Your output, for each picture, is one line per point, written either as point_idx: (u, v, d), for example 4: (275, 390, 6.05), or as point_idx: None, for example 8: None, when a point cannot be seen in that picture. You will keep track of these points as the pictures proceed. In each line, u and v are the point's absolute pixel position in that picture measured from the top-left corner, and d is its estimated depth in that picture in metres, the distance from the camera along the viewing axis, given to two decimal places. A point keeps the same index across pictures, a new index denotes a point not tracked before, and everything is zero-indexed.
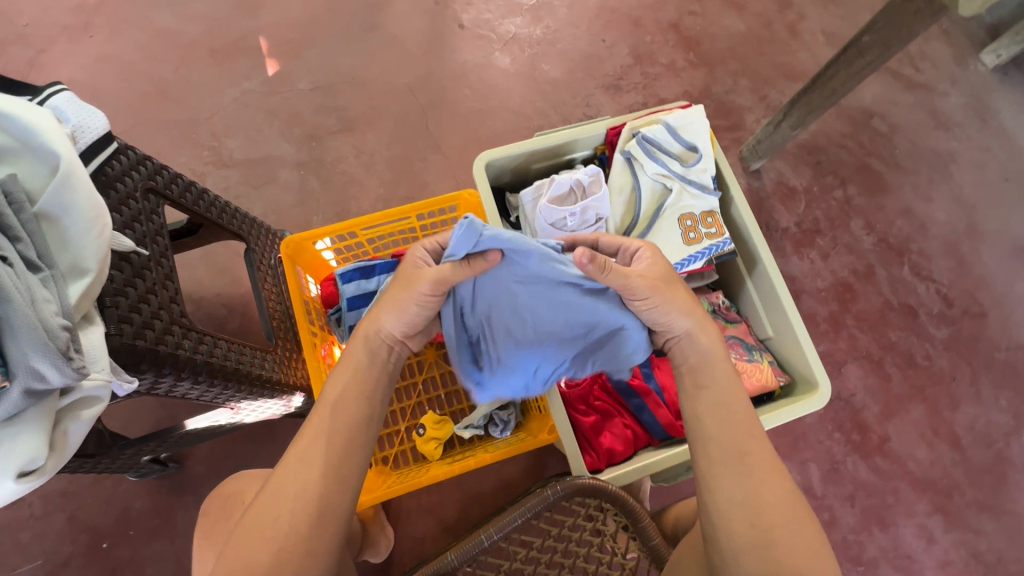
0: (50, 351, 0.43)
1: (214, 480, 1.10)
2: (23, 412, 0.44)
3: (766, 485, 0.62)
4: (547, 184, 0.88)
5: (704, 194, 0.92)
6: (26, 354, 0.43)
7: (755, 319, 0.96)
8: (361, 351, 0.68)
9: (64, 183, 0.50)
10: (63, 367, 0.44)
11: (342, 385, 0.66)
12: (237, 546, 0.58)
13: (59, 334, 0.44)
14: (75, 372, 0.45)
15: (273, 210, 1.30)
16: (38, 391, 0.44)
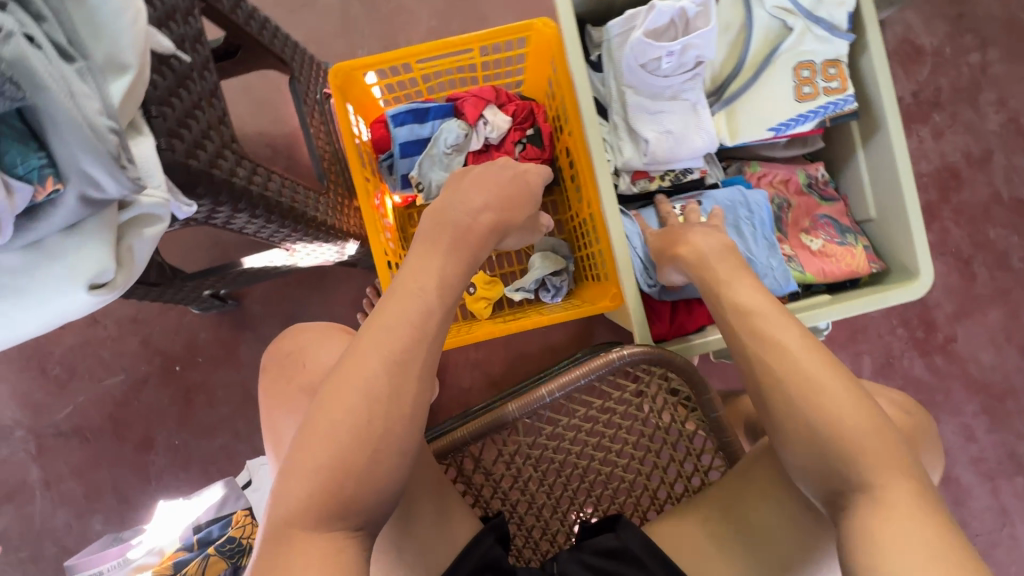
0: (91, 148, 0.38)
1: (272, 320, 1.14)
2: (84, 223, 0.40)
3: (816, 377, 0.52)
4: (644, 12, 0.73)
5: (831, 37, 0.75)
6: (68, 146, 0.37)
7: (856, 198, 0.85)
8: (433, 295, 0.54)
9: None
10: (109, 166, 0.39)
11: (391, 337, 0.51)
12: (301, 447, 0.48)
13: (102, 133, 0.39)
14: (126, 179, 0.40)
15: (313, 39, 1.15)
16: (87, 186, 0.39)
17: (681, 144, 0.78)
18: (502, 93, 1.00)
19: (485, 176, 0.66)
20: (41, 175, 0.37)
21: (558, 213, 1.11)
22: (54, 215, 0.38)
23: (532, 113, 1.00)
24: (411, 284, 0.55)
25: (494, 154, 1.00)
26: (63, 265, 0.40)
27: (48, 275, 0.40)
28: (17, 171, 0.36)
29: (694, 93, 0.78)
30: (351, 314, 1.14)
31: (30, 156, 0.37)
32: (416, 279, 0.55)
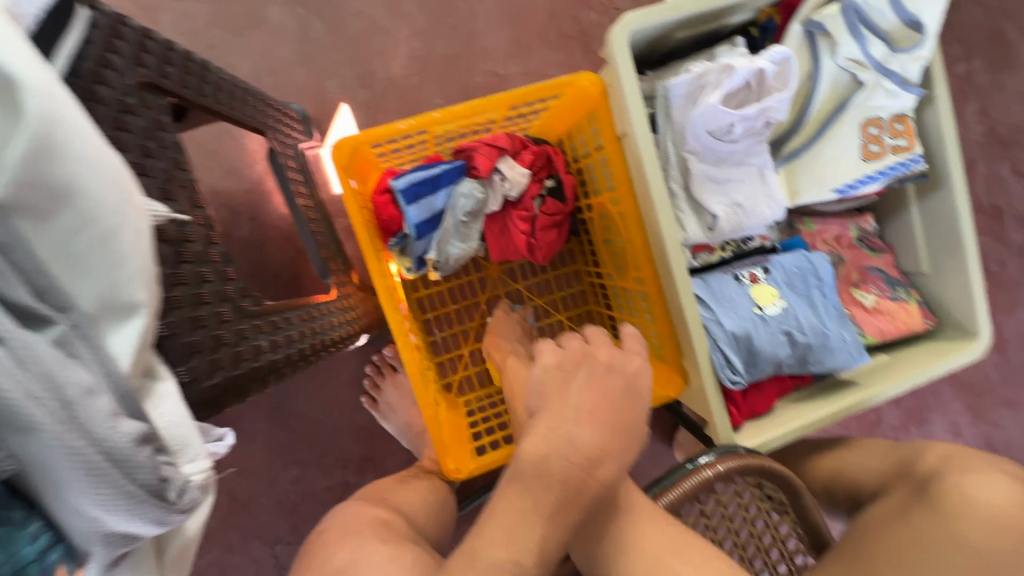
0: (106, 495, 0.31)
1: (254, 412, 0.97)
2: (118, 563, 0.35)
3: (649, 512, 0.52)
4: (721, 73, 0.62)
5: (902, 91, 0.68)
6: (73, 505, 0.31)
7: (904, 249, 0.82)
8: (528, 555, 0.43)
9: (28, 143, 0.28)
10: (139, 509, 0.32)
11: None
12: None
13: (120, 465, 0.31)
14: (158, 514, 0.33)
15: (266, 69, 0.93)
16: (110, 545, 0.33)
17: (750, 217, 0.70)
18: (516, 138, 0.89)
19: (595, 388, 0.48)
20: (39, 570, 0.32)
21: (576, 262, 1.02)
22: None
23: (550, 160, 0.91)
24: (496, 546, 0.43)
25: (511, 212, 0.90)
26: None
27: None
28: None
29: (761, 156, 0.69)
30: (351, 395, 0.99)
31: (25, 544, 0.31)
32: (516, 538, 0.43)
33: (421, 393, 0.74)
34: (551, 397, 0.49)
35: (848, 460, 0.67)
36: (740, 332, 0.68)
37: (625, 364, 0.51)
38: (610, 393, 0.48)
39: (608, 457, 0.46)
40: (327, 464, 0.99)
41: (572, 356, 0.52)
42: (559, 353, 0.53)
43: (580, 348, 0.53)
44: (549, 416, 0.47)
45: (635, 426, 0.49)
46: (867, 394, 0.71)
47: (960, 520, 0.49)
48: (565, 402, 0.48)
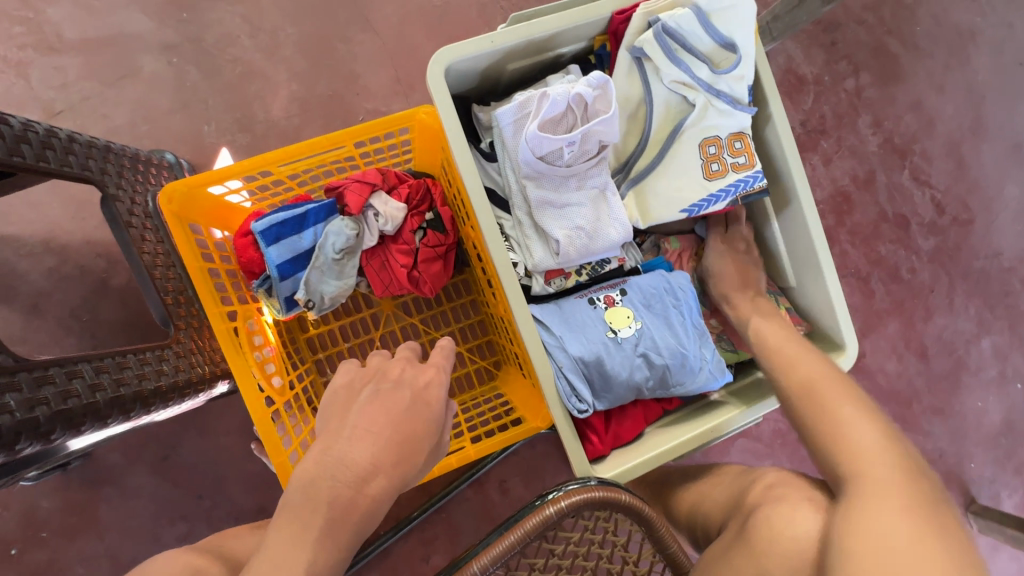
0: None
1: (137, 467, 0.93)
2: None
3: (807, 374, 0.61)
4: (539, 101, 0.63)
5: (734, 110, 0.69)
6: None
7: (774, 265, 0.82)
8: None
9: None
10: None
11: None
12: None
13: None
14: None
15: (142, 118, 0.94)
16: None
17: (596, 239, 0.69)
18: (391, 174, 0.90)
19: (376, 407, 0.48)
20: None
21: (471, 292, 1.01)
22: None
23: (427, 193, 0.91)
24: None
25: (390, 247, 0.90)
26: None
27: None
28: None
29: (602, 179, 0.69)
30: (241, 443, 0.96)
31: None
32: (286, 570, 0.40)
33: (271, 443, 0.70)
34: (331, 420, 0.48)
35: (703, 494, 0.68)
36: (589, 356, 0.67)
37: (416, 379, 0.52)
38: (394, 409, 0.48)
39: (379, 475, 0.44)
40: (217, 517, 0.95)
41: (364, 374, 0.52)
42: (351, 372, 0.53)
43: (372, 368, 0.53)
44: (326, 439, 0.46)
45: (419, 439, 0.48)
46: (730, 416, 0.69)
47: (763, 544, 0.51)
48: (342, 425, 0.47)
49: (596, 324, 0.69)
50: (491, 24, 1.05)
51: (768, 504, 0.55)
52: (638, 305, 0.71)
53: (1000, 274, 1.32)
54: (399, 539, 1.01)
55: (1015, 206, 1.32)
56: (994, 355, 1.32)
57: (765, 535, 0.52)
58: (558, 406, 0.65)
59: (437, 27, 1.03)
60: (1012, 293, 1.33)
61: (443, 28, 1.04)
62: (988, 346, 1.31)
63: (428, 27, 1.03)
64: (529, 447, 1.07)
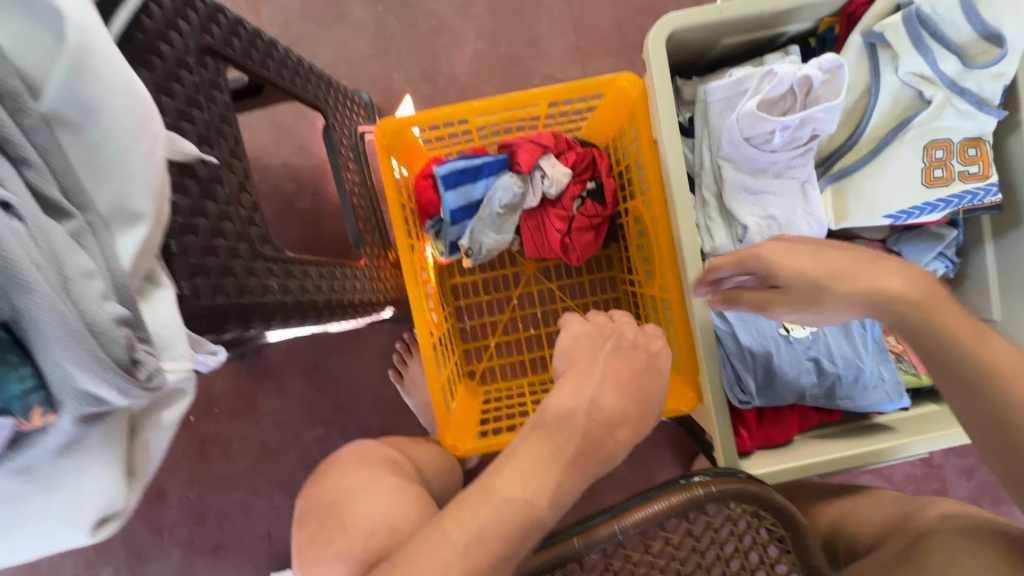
0: (81, 359, 0.27)
1: (292, 370, 1.05)
2: (93, 424, 0.31)
3: (958, 330, 0.49)
4: (763, 78, 0.60)
5: (978, 112, 0.62)
6: (54, 366, 0.28)
7: (977, 293, 0.72)
8: (541, 500, 0.44)
9: (76, 56, 0.30)
10: (107, 375, 0.29)
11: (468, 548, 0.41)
12: None
13: (103, 333, 0.29)
14: (133, 390, 0.30)
15: (343, 60, 1.03)
16: (83, 403, 0.29)
17: (786, 232, 0.66)
18: (562, 139, 0.91)
19: (621, 362, 0.55)
20: (21, 407, 0.27)
21: (613, 267, 1.01)
22: (50, 441, 0.30)
23: (593, 162, 0.91)
24: (511, 486, 0.44)
25: (549, 210, 0.92)
26: (54, 498, 0.31)
27: (37, 513, 0.31)
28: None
29: (804, 171, 0.66)
30: (379, 368, 1.04)
31: (12, 387, 0.27)
32: (536, 479, 0.45)
33: (432, 371, 0.76)
34: (578, 363, 0.56)
35: (846, 508, 0.66)
36: (758, 349, 0.65)
37: (649, 344, 0.59)
38: (636, 369, 0.56)
39: (625, 424, 0.51)
40: (350, 429, 1.05)
41: (602, 331, 0.61)
42: (586, 326, 0.63)
43: (603, 327, 0.61)
44: (576, 378, 0.54)
45: (653, 400, 0.55)
46: (898, 441, 0.65)
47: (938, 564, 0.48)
48: (592, 370, 0.54)
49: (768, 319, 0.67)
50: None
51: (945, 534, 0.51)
52: None
53: None
54: None
55: None
56: None
57: (936, 555, 0.49)
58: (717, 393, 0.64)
59: None
60: None
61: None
62: None
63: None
64: (639, 431, 1.07)
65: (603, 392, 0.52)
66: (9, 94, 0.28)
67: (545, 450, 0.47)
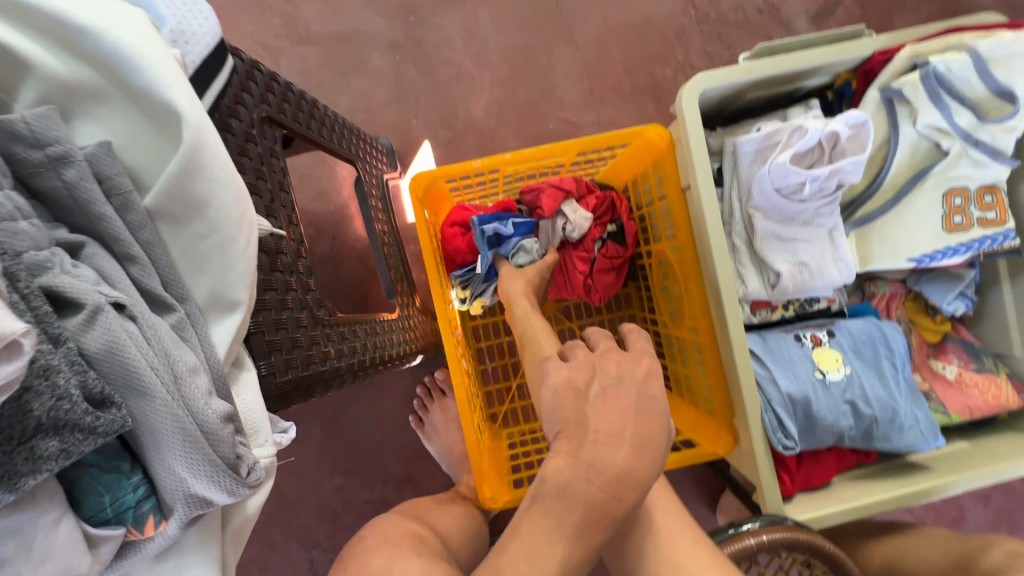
0: (195, 460, 0.33)
1: (310, 418, 1.03)
2: (194, 522, 0.37)
3: (660, 504, 0.56)
4: (793, 133, 0.63)
5: (992, 162, 0.65)
6: (167, 463, 0.33)
7: (995, 330, 0.75)
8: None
9: (185, 172, 0.37)
10: (219, 476, 0.34)
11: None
12: None
13: (211, 432, 0.34)
14: (234, 485, 0.35)
15: (362, 107, 1.04)
16: (189, 506, 0.35)
17: (817, 277, 0.68)
18: (582, 183, 0.93)
19: (611, 406, 0.45)
20: (135, 515, 0.34)
21: (632, 306, 1.02)
22: (153, 547, 0.36)
23: (613, 206, 0.93)
24: (518, 566, 0.42)
25: (571, 252, 0.93)
26: None
27: None
28: (108, 513, 0.33)
29: (832, 218, 0.68)
30: (400, 413, 1.03)
31: (127, 492, 0.34)
32: (541, 559, 0.42)
33: (467, 418, 0.76)
34: (565, 421, 0.45)
35: (898, 553, 0.65)
36: (797, 394, 0.66)
37: (634, 373, 0.47)
38: (628, 410, 0.45)
39: (631, 478, 0.43)
40: (370, 477, 1.02)
41: (580, 370, 0.48)
42: (564, 370, 0.48)
43: (587, 361, 0.49)
44: (569, 439, 0.44)
45: (658, 438, 0.44)
46: (940, 482, 0.65)
47: None
48: (583, 426, 0.44)
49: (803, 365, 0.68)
50: (688, 47, 1.06)
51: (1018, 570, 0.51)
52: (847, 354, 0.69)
53: None
54: None
55: None
56: None
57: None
58: (759, 439, 0.64)
59: (635, 46, 1.06)
60: None
61: (641, 47, 1.06)
62: None
63: (626, 45, 1.06)
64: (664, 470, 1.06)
65: (594, 453, 0.43)
66: (132, 219, 0.36)
67: (543, 528, 0.42)
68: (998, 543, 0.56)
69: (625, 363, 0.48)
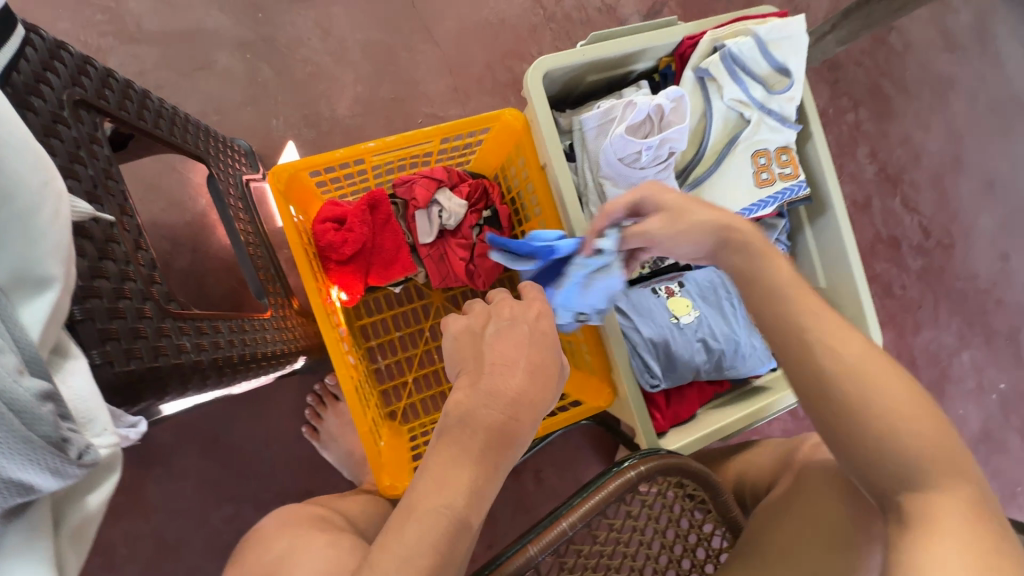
0: (4, 440, 0.35)
1: (188, 448, 0.94)
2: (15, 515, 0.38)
3: (880, 374, 0.47)
4: (625, 108, 0.71)
5: (782, 127, 0.79)
6: None
7: (806, 269, 0.90)
8: (460, 500, 0.43)
9: None
10: (37, 456, 0.36)
11: (407, 572, 0.40)
12: None
13: (25, 413, 0.35)
14: (56, 464, 0.37)
15: (213, 109, 0.98)
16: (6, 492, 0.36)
17: None
18: (454, 172, 0.96)
19: (507, 339, 0.49)
20: None
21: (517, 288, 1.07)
22: None
23: (486, 193, 0.98)
24: (430, 497, 0.43)
25: (451, 240, 0.96)
26: None
27: None
28: None
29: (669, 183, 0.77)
30: (292, 427, 0.98)
31: None
32: (449, 486, 0.43)
33: (358, 412, 0.74)
34: (467, 362, 0.50)
35: (748, 463, 0.76)
36: (657, 338, 0.75)
37: (525, 313, 0.52)
38: (520, 340, 0.49)
39: (526, 398, 0.46)
40: (265, 500, 0.96)
41: (477, 318, 0.54)
42: (463, 320, 0.55)
43: (486, 311, 0.55)
44: (468, 376, 0.48)
45: (549, 365, 0.49)
46: (775, 398, 0.78)
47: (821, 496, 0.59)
48: (480, 364, 0.49)
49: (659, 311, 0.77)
50: (540, 43, 1.14)
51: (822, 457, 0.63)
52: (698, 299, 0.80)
53: (976, 295, 1.47)
54: None
55: (988, 234, 1.48)
56: (973, 367, 1.46)
57: (820, 482, 0.60)
58: (630, 383, 0.72)
59: (492, 42, 1.12)
60: (987, 311, 1.48)
61: (497, 43, 1.12)
62: (967, 359, 1.45)
63: (484, 41, 1.11)
64: (564, 439, 1.12)
65: (496, 373, 0.47)
66: None
67: (451, 456, 0.44)
68: (807, 444, 0.69)
69: (517, 306, 0.54)
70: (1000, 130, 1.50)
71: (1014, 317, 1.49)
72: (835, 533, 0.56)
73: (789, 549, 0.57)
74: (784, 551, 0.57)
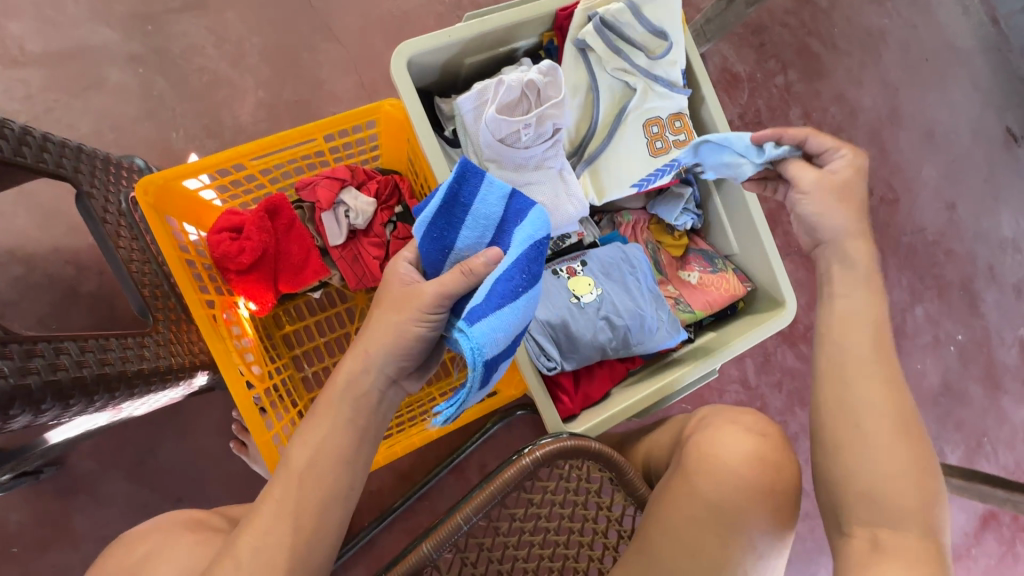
0: None
1: (112, 473, 0.92)
2: None
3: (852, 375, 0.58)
4: (497, 87, 0.69)
5: (672, 93, 0.77)
6: None
7: (718, 236, 0.89)
8: (304, 460, 0.53)
9: None
10: None
11: (275, 522, 0.52)
12: None
13: None
14: None
15: (109, 127, 0.96)
16: None
17: (555, 214, 0.75)
18: (359, 171, 0.94)
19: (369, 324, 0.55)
20: None
21: None
22: None
23: (397, 188, 0.95)
24: (298, 457, 0.54)
25: (362, 240, 0.94)
26: None
27: None
28: None
29: (558, 160, 0.76)
30: (219, 443, 0.96)
31: None
32: (317, 450, 0.54)
33: (256, 424, 0.73)
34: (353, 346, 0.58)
35: (652, 443, 0.77)
36: (554, 320, 0.73)
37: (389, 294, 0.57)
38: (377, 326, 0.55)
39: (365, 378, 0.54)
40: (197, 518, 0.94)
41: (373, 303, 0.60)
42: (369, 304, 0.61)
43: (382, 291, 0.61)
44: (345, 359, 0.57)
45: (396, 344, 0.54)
46: (685, 370, 0.76)
47: (699, 476, 0.63)
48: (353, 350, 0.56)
49: (557, 295, 0.75)
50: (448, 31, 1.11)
51: (702, 435, 0.67)
52: (601, 279, 0.77)
53: (924, 247, 1.45)
54: (384, 529, 1.02)
55: (932, 185, 1.47)
56: (927, 321, 1.44)
57: (704, 463, 0.64)
58: (528, 368, 0.71)
59: (397, 32, 1.08)
60: (938, 264, 1.46)
61: (403, 32, 1.08)
62: (921, 313, 1.44)
63: (388, 31, 1.07)
64: (508, 431, 1.10)
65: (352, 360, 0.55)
66: None
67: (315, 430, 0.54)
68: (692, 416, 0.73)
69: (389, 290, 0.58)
70: (937, 78, 1.48)
71: (967, 266, 1.47)
72: (717, 511, 0.61)
73: (674, 526, 0.62)
74: (669, 527, 0.62)
